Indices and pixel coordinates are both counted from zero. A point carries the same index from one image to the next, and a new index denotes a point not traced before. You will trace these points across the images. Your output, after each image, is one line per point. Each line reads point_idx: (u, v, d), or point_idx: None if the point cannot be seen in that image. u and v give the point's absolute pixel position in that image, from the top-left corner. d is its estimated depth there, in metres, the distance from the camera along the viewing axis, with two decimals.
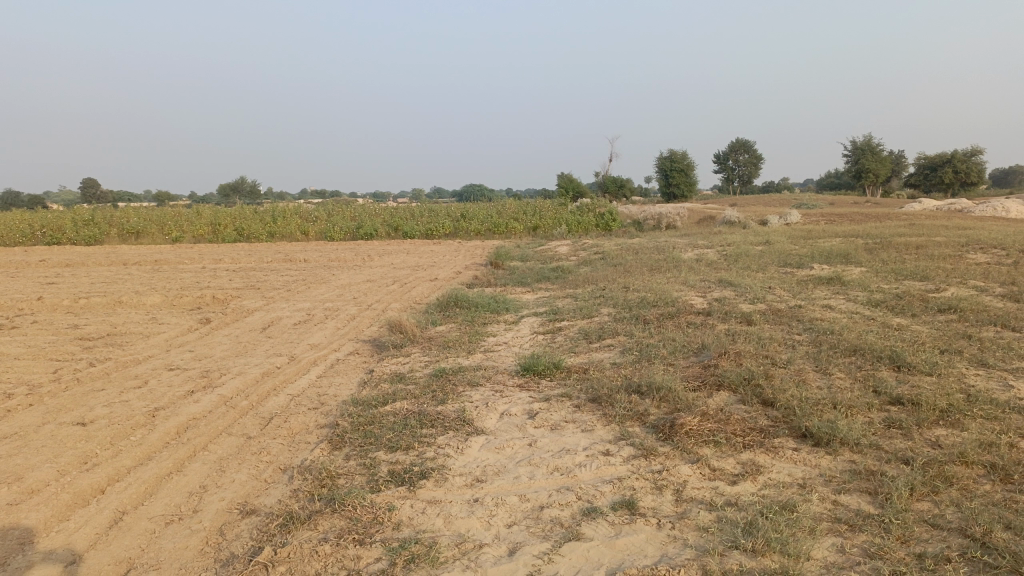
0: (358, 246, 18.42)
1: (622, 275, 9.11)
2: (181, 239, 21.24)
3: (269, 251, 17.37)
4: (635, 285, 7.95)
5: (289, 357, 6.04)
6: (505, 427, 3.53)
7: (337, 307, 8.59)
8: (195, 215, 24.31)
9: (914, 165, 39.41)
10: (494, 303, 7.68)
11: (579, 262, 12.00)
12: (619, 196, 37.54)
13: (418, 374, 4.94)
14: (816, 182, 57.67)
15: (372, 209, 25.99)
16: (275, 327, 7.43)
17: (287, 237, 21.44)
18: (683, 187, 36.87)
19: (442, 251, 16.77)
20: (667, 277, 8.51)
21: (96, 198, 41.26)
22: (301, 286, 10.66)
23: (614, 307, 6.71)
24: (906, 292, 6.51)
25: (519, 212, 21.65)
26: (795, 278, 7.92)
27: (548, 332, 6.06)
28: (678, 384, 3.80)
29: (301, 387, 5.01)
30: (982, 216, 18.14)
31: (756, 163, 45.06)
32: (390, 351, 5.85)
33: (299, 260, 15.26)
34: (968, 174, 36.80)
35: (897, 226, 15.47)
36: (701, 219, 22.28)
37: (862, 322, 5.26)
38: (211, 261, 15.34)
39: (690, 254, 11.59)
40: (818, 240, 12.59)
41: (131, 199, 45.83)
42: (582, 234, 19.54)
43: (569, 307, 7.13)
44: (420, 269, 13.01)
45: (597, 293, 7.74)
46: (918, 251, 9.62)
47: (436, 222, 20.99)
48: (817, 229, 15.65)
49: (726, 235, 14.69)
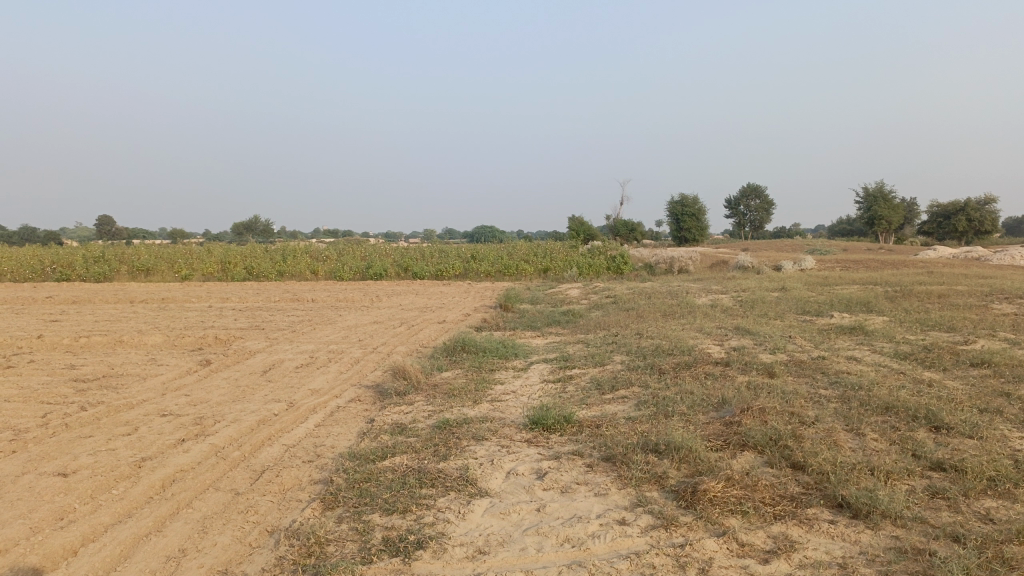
0: (367, 286, 18.26)
1: (635, 321, 8.85)
2: (190, 277, 21.17)
3: (277, 291, 17.22)
4: (648, 331, 7.68)
5: (288, 403, 5.79)
6: (511, 488, 3.25)
7: (341, 350, 8.35)
8: (206, 253, 24.28)
9: (927, 212, 39.17)
10: (503, 349, 7.43)
11: (590, 307, 11.73)
12: (630, 239, 37.41)
13: (421, 425, 4.67)
14: (827, 227, 57.49)
15: (382, 250, 25.91)
16: (276, 370, 7.19)
17: (296, 276, 21.33)
18: (694, 231, 36.73)
19: (451, 293, 16.58)
20: (681, 324, 8.25)
21: (111, 235, 41.52)
22: (307, 327, 10.45)
23: (627, 355, 6.43)
24: (934, 344, 6.21)
25: (529, 254, 21.50)
26: (815, 326, 7.63)
27: (559, 381, 5.79)
28: (698, 443, 3.53)
29: (297, 437, 4.75)
30: (999, 264, 17.81)
31: (767, 208, 44.94)
32: (393, 399, 5.59)
33: (307, 300, 15.07)
34: (982, 222, 36.50)
35: (914, 274, 15.17)
36: (713, 263, 22.04)
37: (891, 376, 4.97)
38: (218, 300, 15.18)
39: (704, 300, 11.33)
40: (835, 287, 12.30)
41: (146, 235, 46.16)
42: (593, 278, 19.32)
43: (581, 354, 6.87)
44: (428, 311, 12.79)
45: (609, 340, 7.47)
46: (941, 300, 9.31)
47: (446, 263, 20.84)
48: (832, 275, 15.36)
49: (740, 281, 14.42)
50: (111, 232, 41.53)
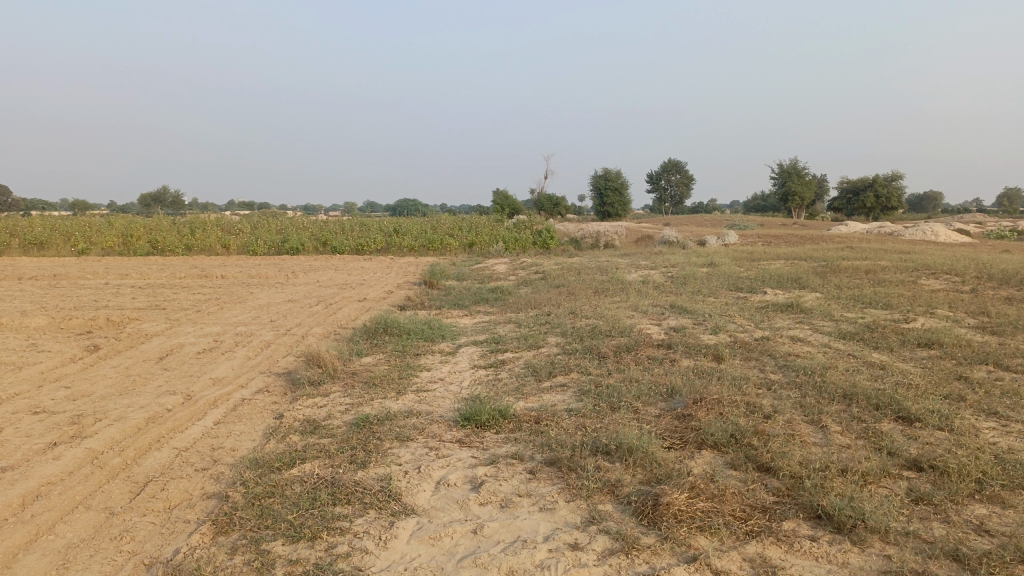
0: (283, 262, 17.32)
1: (567, 299, 8.45)
2: (88, 250, 19.68)
3: (185, 266, 16.11)
4: (583, 310, 7.29)
5: (186, 396, 5.12)
6: (442, 505, 2.77)
7: (251, 332, 7.64)
8: (107, 225, 22.63)
9: (838, 189, 40.41)
10: (428, 330, 6.89)
11: (518, 283, 11.29)
12: (554, 213, 37.22)
13: (336, 421, 4.12)
14: (743, 204, 58.87)
15: (300, 222, 24.79)
16: (175, 357, 6.47)
17: (207, 251, 20.11)
18: (617, 205, 36.79)
19: (373, 268, 15.86)
20: (615, 302, 7.89)
21: (5, 206, 38.58)
22: (214, 306, 9.65)
23: (563, 337, 6.01)
24: (875, 322, 6.04)
25: (454, 228, 20.89)
26: (752, 304, 7.40)
27: (491, 368, 5.31)
28: (653, 443, 3.12)
29: (191, 438, 4.12)
30: (911, 240, 18.30)
31: (687, 184, 45.54)
32: (306, 389, 5.01)
33: (216, 276, 14.11)
34: (889, 198, 37.87)
35: (834, 248, 15.36)
36: (639, 239, 21.97)
37: (842, 360, 4.71)
38: (117, 276, 14.04)
39: (634, 276, 11.05)
40: (763, 262, 12.25)
41: (44, 206, 43.20)
42: (519, 253, 18.91)
43: (513, 336, 6.40)
44: (347, 289, 12.10)
45: (542, 320, 7.04)
46: (870, 277, 9.28)
47: (367, 237, 20.04)
48: (757, 250, 15.41)
49: (668, 256, 14.27)
50: (6, 203, 38.60)
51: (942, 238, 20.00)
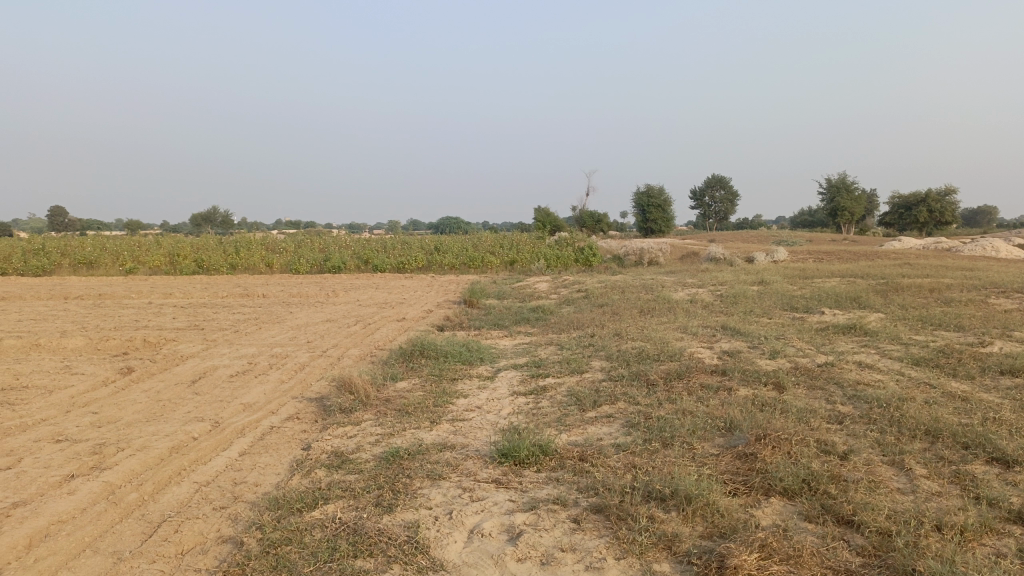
0: (324, 280, 17.28)
1: (611, 319, 8.11)
2: (135, 270, 19.95)
3: (228, 285, 16.17)
4: (628, 332, 6.94)
5: (213, 424, 4.91)
6: (475, 560, 2.45)
7: (286, 354, 7.45)
8: (154, 245, 22.96)
9: (889, 204, 39.24)
10: (466, 352, 6.61)
11: (560, 302, 10.97)
12: (596, 230, 36.85)
13: (365, 453, 3.85)
14: (789, 219, 57.66)
15: (342, 241, 24.84)
16: (207, 380, 6.30)
17: (250, 269, 20.22)
18: (660, 222, 36.26)
19: (413, 287, 15.71)
20: (663, 323, 7.52)
21: (62, 227, 39.70)
22: (252, 326, 9.53)
23: (608, 361, 5.66)
24: (948, 346, 5.57)
25: (494, 246, 20.70)
26: (810, 325, 6.96)
27: (532, 394, 5.00)
28: (714, 489, 2.77)
29: (213, 472, 3.89)
30: (971, 256, 17.46)
31: (732, 200, 44.75)
32: (337, 417, 4.76)
33: (257, 295, 14.07)
34: (943, 213, 36.59)
35: (891, 265, 14.70)
36: (684, 255, 21.48)
37: (918, 391, 4.29)
38: (161, 295, 14.11)
39: (681, 294, 10.64)
40: (816, 280, 11.74)
41: (100, 226, 44.49)
42: (561, 270, 18.59)
43: (555, 360, 6.08)
44: (386, 308, 11.92)
45: (585, 342, 6.71)
46: (934, 296, 8.74)
47: (408, 255, 19.95)
48: (809, 267, 14.83)
49: (715, 274, 13.81)
50: (63, 223, 39.72)
51: (1004, 254, 19.09)
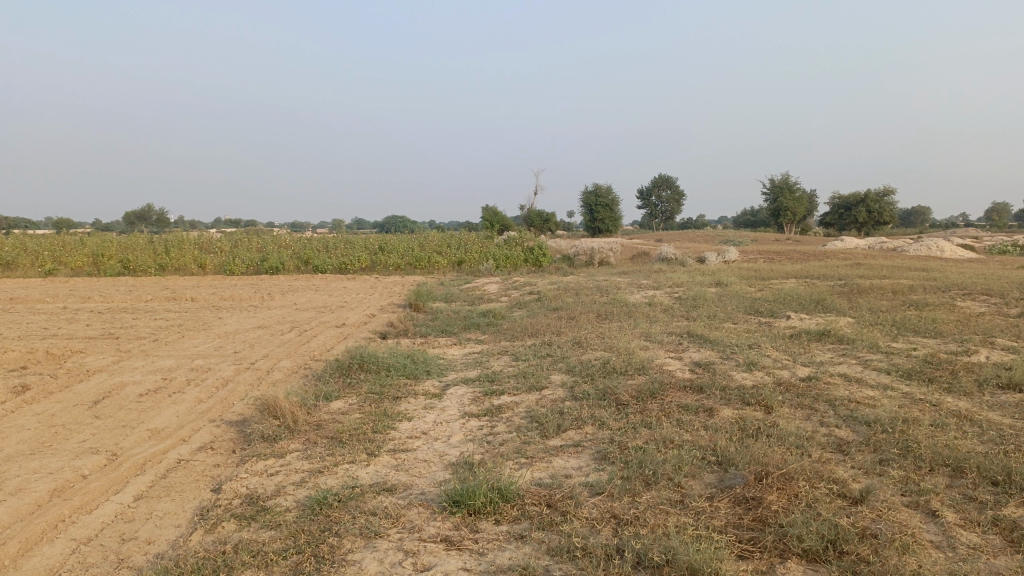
0: (261, 282, 16.37)
1: (569, 325, 7.57)
2: (56, 271, 18.64)
3: (156, 288, 15.14)
4: (588, 340, 6.39)
5: (110, 457, 4.17)
6: None
7: (208, 368, 6.68)
8: (80, 244, 21.59)
9: (830, 204, 39.83)
10: (411, 365, 5.96)
11: (511, 306, 10.40)
12: (543, 230, 36.46)
13: (286, 499, 3.18)
14: (732, 219, 58.32)
15: (282, 240, 23.78)
16: (113, 400, 5.51)
17: (182, 271, 19.09)
18: (607, 222, 36.04)
19: (356, 289, 14.93)
20: (624, 330, 7.00)
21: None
22: (175, 335, 8.68)
23: (569, 376, 5.09)
24: (933, 355, 5.17)
25: (441, 246, 20.01)
26: (780, 331, 6.52)
27: (485, 416, 4.40)
28: (721, 555, 2.21)
29: (97, 526, 3.18)
30: (917, 256, 17.46)
31: (678, 200, 44.92)
32: (258, 447, 4.07)
33: (186, 299, 13.11)
34: (881, 213, 37.26)
35: (843, 266, 14.54)
36: (634, 255, 21.14)
37: (921, 409, 3.83)
38: (79, 300, 13.02)
39: (637, 297, 10.17)
40: (773, 281, 11.42)
41: (28, 225, 42.30)
42: (510, 271, 18.02)
43: (509, 374, 5.48)
44: (326, 312, 11.14)
45: (542, 352, 6.14)
46: (898, 298, 8.45)
47: (351, 255, 19.12)
48: (762, 268, 14.57)
49: (669, 274, 13.42)
50: None
51: (949, 254, 19.23)
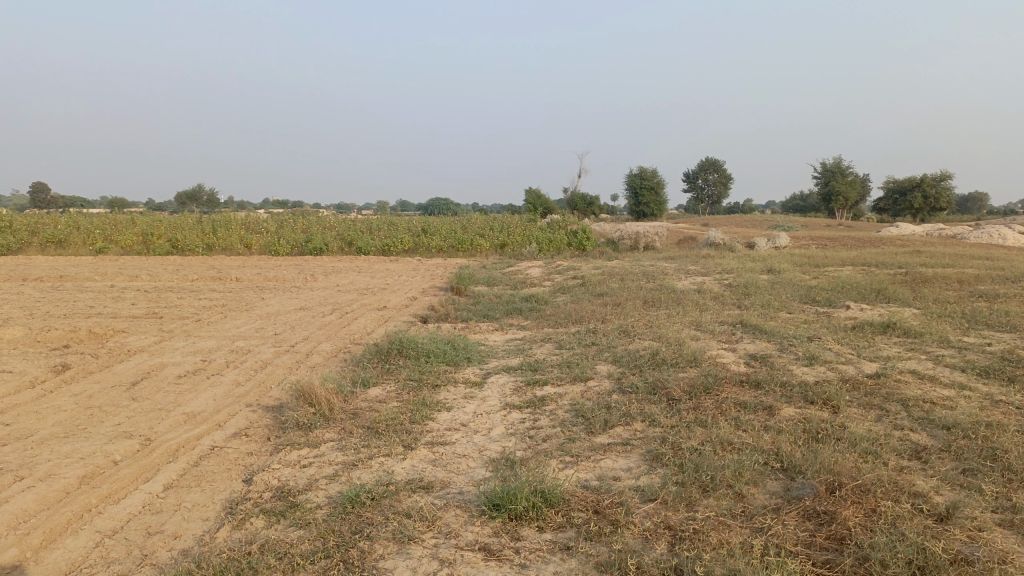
0: (304, 263, 16.40)
1: (614, 312, 7.31)
2: (106, 250, 18.98)
3: (202, 267, 15.26)
4: (636, 329, 6.13)
5: (143, 442, 4.07)
6: None
7: (247, 350, 6.60)
8: (130, 224, 21.95)
9: (884, 189, 38.55)
10: (451, 351, 5.78)
11: (555, 290, 10.16)
12: (587, 213, 36.04)
13: (318, 494, 3.02)
14: (781, 204, 56.98)
15: (326, 221, 23.87)
16: (151, 382, 5.45)
17: (227, 251, 19.27)
18: (652, 206, 35.45)
19: (399, 271, 14.85)
20: (673, 318, 6.71)
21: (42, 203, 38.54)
22: (217, 315, 8.65)
23: (616, 367, 4.85)
24: (1011, 352, 4.79)
25: (484, 228, 19.83)
26: (840, 322, 6.16)
27: (528, 408, 4.19)
28: None
29: (123, 518, 3.06)
30: (979, 244, 16.67)
31: (725, 184, 43.98)
32: (292, 436, 3.92)
33: (231, 278, 13.17)
34: (938, 199, 35.91)
35: (900, 253, 13.93)
36: (680, 240, 20.68)
37: (1005, 413, 3.50)
38: (127, 278, 13.18)
39: (685, 283, 9.84)
40: (827, 268, 10.97)
41: (84, 204, 43.41)
42: (553, 255, 17.75)
43: (553, 363, 5.26)
44: (367, 294, 11.05)
45: (587, 341, 5.90)
46: (965, 288, 7.99)
47: (394, 237, 19.06)
48: (814, 254, 14.06)
49: (717, 260, 13.02)
50: (46, 202, 38.64)
51: (1014, 241, 18.35)
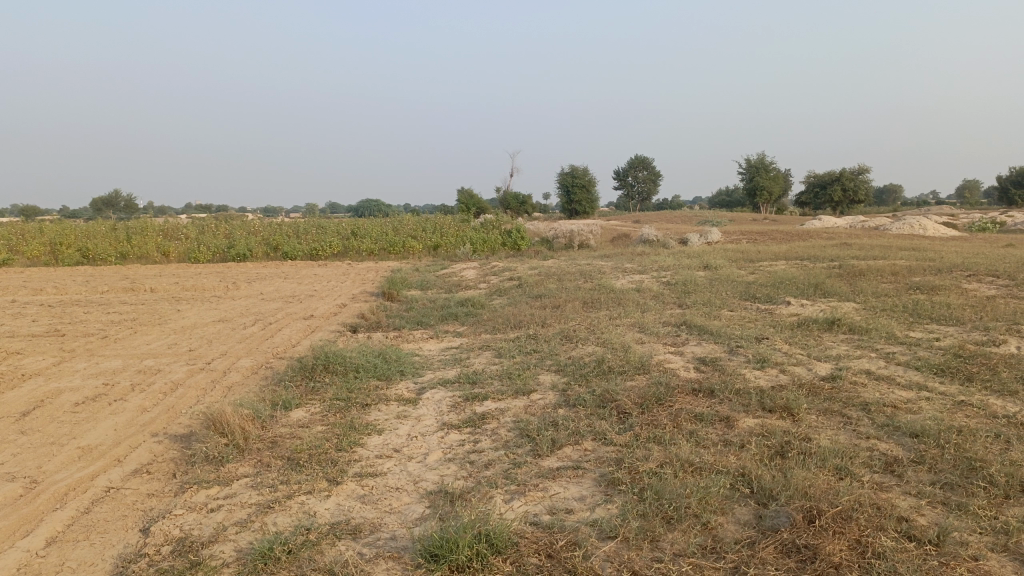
0: (227, 270, 15.64)
1: (555, 315, 7.02)
2: (10, 262, 17.71)
3: (116, 278, 14.34)
4: (578, 333, 5.84)
5: (26, 484, 3.53)
6: None
7: (158, 369, 6.03)
8: (38, 232, 20.61)
9: (806, 183, 39.63)
10: (383, 364, 5.37)
11: (491, 293, 9.84)
12: (520, 212, 35.86)
13: (226, 548, 2.59)
14: (708, 200, 58.12)
15: (251, 226, 22.95)
16: (44, 411, 4.85)
17: (144, 259, 18.26)
18: (585, 204, 35.55)
19: (328, 276, 14.28)
20: (615, 320, 6.46)
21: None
22: (128, 331, 7.99)
23: (560, 376, 4.53)
24: (960, 347, 4.69)
25: (416, 230, 19.37)
26: (785, 320, 6.02)
27: (468, 427, 3.83)
28: None
29: None
30: (901, 235, 17.11)
31: (654, 180, 44.51)
32: (201, 472, 3.46)
33: (146, 289, 12.36)
34: (856, 192, 37.09)
35: (829, 246, 14.15)
36: (614, 237, 20.65)
37: (969, 417, 3.33)
38: (29, 292, 12.20)
39: (623, 282, 9.65)
40: (762, 263, 10.96)
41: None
42: (488, 256, 17.44)
43: (492, 374, 4.91)
44: (294, 303, 10.49)
45: (528, 348, 5.58)
46: (899, 280, 8.02)
47: (322, 241, 18.41)
48: (746, 249, 14.15)
49: (653, 257, 12.94)
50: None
51: (932, 232, 18.94)
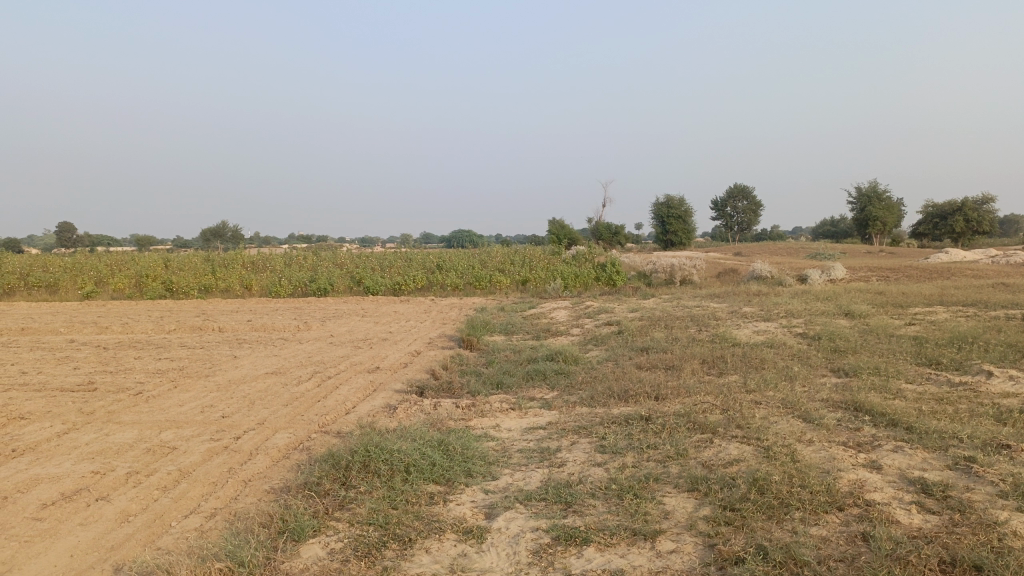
0: (304, 306, 14.75)
1: (672, 382, 5.46)
2: (95, 294, 17.41)
3: (191, 314, 13.62)
4: (710, 418, 4.27)
5: None
6: None
7: (173, 447, 4.82)
8: (131, 263, 20.49)
9: (924, 213, 36.26)
10: (444, 458, 3.95)
11: (586, 343, 8.35)
12: (613, 243, 34.21)
13: None
14: (812, 231, 54.74)
15: (338, 258, 22.25)
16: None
17: (226, 292, 17.67)
18: (681, 234, 33.56)
19: (409, 315, 13.16)
20: (756, 396, 4.85)
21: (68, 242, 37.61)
22: (167, 385, 6.92)
23: (700, 507, 3.00)
24: None
25: (504, 263, 18.10)
26: (1007, 407, 4.27)
27: None
28: None
29: None
30: None
31: (755, 210, 41.97)
32: None
33: (214, 329, 11.46)
34: (980, 223, 33.46)
35: (984, 287, 11.92)
36: (720, 272, 18.70)
37: None
38: (95, 329, 11.50)
39: (745, 333, 7.96)
40: (915, 310, 9.01)
41: (110, 241, 42.88)
42: (580, 293, 15.96)
43: (597, 486, 3.42)
44: (365, 349, 9.28)
45: (644, 439, 4.04)
46: None
47: (405, 274, 17.38)
48: (879, 290, 12.12)
49: (775, 299, 11.15)
50: (74, 240, 37.78)
51: None
